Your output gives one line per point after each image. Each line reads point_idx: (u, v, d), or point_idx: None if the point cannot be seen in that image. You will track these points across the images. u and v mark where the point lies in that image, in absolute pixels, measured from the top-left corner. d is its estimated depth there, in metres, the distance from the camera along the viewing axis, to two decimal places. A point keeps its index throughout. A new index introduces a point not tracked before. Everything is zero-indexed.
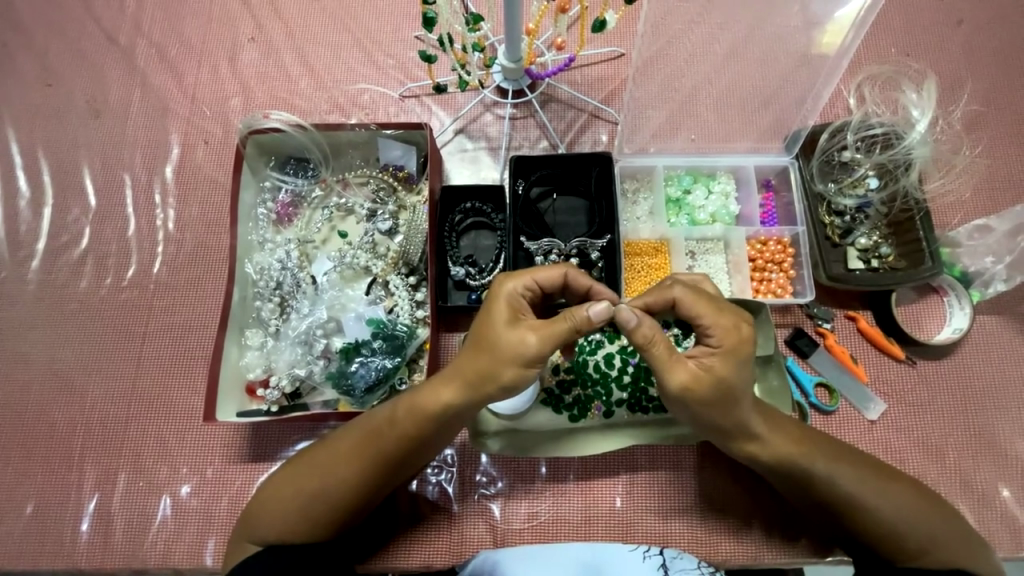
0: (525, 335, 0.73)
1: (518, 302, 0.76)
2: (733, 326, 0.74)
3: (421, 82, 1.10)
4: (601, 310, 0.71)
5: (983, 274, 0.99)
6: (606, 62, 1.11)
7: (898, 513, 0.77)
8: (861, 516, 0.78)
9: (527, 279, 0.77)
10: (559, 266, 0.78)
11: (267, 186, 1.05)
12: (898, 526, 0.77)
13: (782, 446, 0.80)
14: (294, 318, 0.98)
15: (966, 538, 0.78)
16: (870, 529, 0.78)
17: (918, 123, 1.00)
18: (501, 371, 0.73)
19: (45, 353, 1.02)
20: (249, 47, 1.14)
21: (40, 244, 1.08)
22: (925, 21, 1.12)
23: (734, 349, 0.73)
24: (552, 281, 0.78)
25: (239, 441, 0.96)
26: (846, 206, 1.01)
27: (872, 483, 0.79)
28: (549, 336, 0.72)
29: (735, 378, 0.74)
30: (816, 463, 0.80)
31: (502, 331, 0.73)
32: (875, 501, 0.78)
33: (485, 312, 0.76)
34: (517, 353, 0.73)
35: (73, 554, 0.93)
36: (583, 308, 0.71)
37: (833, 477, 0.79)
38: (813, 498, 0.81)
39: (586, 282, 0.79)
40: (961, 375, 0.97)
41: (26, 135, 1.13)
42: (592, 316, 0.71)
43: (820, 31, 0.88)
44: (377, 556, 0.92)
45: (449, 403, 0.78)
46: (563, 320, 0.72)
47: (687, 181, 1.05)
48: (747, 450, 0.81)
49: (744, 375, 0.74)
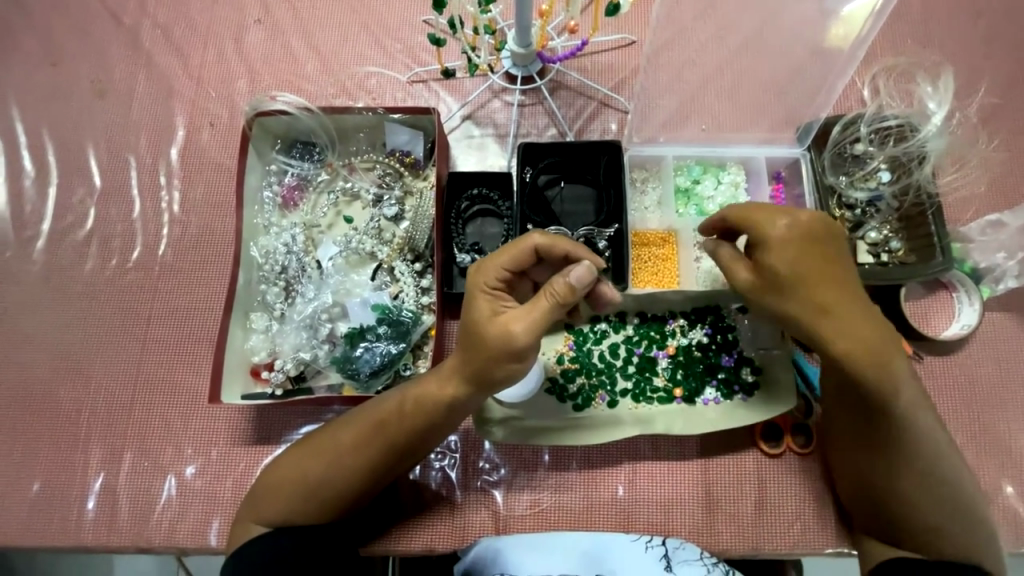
0: (510, 325, 0.74)
1: (493, 293, 0.76)
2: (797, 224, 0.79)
3: (429, 67, 1.09)
4: (579, 275, 0.73)
5: (993, 270, 0.98)
6: (617, 49, 1.09)
7: (963, 485, 0.80)
8: (939, 486, 0.80)
9: (497, 267, 0.76)
10: (525, 241, 0.77)
11: (273, 170, 1.04)
12: (963, 498, 0.80)
13: (882, 375, 0.77)
14: (300, 303, 0.98)
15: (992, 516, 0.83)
16: (936, 499, 0.80)
17: (933, 115, 0.99)
18: (496, 366, 0.75)
19: (51, 333, 1.03)
20: (256, 29, 1.13)
21: (45, 225, 1.08)
22: (943, 12, 1.09)
23: (826, 245, 0.79)
24: (525, 257, 0.77)
25: (243, 423, 0.96)
26: (857, 200, 1.01)
27: (951, 448, 0.81)
28: (534, 321, 0.73)
29: (795, 269, 0.78)
30: (929, 418, 0.80)
31: (487, 330, 0.74)
32: (953, 474, 0.80)
33: (467, 309, 0.77)
34: (507, 346, 0.74)
35: (80, 533, 0.94)
36: (561, 279, 0.73)
37: (935, 433, 0.80)
38: (906, 455, 0.80)
39: (560, 248, 0.77)
40: (968, 371, 0.96)
41: (31, 115, 1.12)
42: (572, 282, 0.73)
43: (835, 21, 0.86)
44: (379, 540, 0.92)
45: (456, 396, 0.79)
46: (543, 299, 0.74)
47: (697, 172, 1.05)
48: (871, 384, 0.77)
49: (829, 270, 0.78)
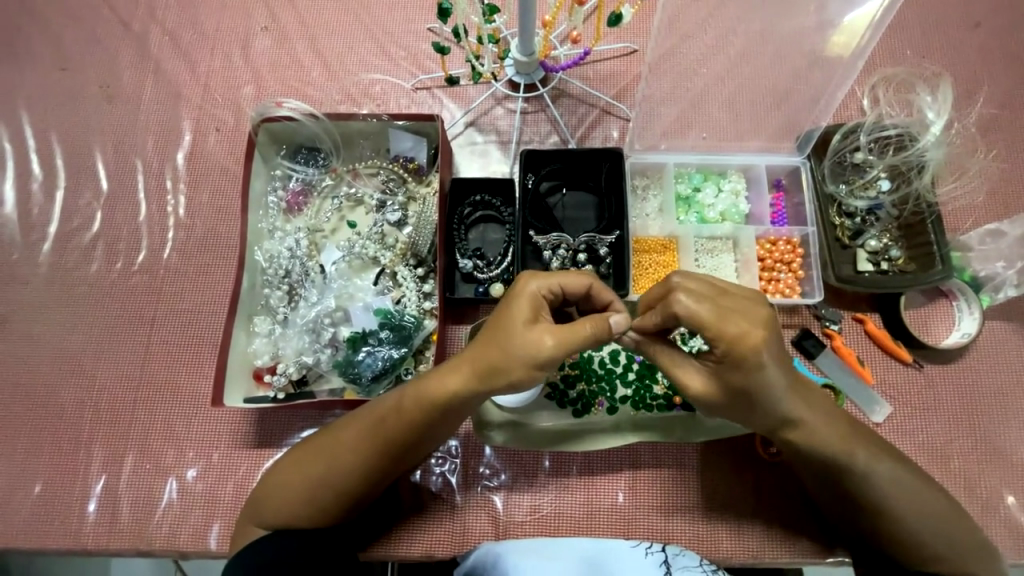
0: (542, 337, 0.74)
1: (540, 302, 0.77)
2: (743, 332, 0.72)
3: (433, 74, 1.11)
4: (620, 322, 0.76)
5: (993, 279, 0.98)
6: (619, 57, 1.10)
7: (907, 503, 0.78)
8: (883, 515, 0.79)
9: (549, 282, 0.77)
10: (585, 275, 0.79)
11: (278, 175, 1.05)
12: (924, 522, 0.78)
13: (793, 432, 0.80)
14: (302, 307, 0.99)
15: (961, 513, 0.80)
16: (888, 531, 0.79)
17: (931, 126, 1.00)
18: (513, 369, 0.75)
19: (55, 335, 1.03)
20: (263, 36, 1.15)
21: (52, 227, 1.09)
22: (942, 23, 1.10)
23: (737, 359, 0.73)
24: (577, 288, 0.79)
25: (245, 427, 0.97)
26: (856, 208, 1.01)
27: (879, 467, 0.79)
28: (566, 340, 0.73)
29: (759, 377, 0.74)
30: (857, 457, 0.80)
31: (520, 330, 0.74)
32: (896, 499, 0.78)
33: (506, 308, 0.77)
34: (531, 352, 0.74)
35: (80, 535, 0.94)
36: (603, 317, 0.75)
37: (871, 473, 0.79)
38: (834, 485, 0.81)
39: (607, 295, 0.80)
40: (968, 380, 0.96)
41: (40, 119, 1.14)
42: (612, 326, 0.76)
43: (833, 32, 0.88)
44: (377, 545, 0.92)
45: (457, 392, 0.79)
46: (584, 325, 0.74)
47: (698, 179, 1.06)
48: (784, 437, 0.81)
49: (729, 387, 0.76)
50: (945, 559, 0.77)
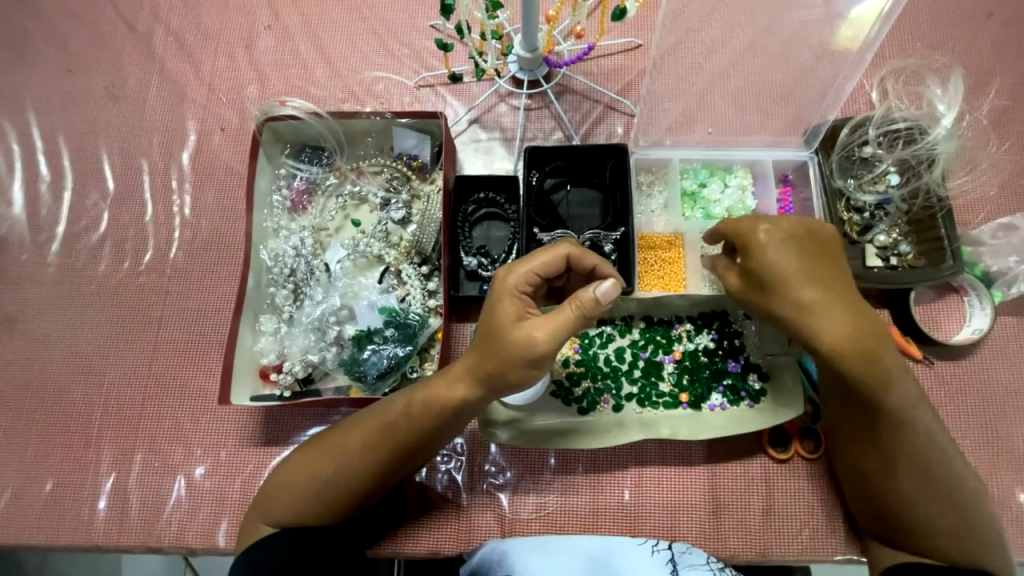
0: (532, 332, 0.73)
1: (520, 296, 0.76)
2: (810, 224, 0.83)
3: (437, 71, 1.10)
4: (609, 289, 0.72)
5: (1005, 274, 0.97)
6: (623, 52, 1.09)
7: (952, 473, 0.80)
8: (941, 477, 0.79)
9: (529, 270, 0.77)
10: (560, 248, 0.79)
11: (283, 174, 1.06)
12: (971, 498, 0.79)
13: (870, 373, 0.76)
14: (308, 306, 0.99)
15: (986, 500, 0.81)
16: (933, 497, 0.79)
17: (942, 119, 0.96)
18: (510, 371, 0.75)
19: (63, 335, 1.04)
20: (266, 35, 1.15)
21: (60, 228, 1.10)
22: (953, 14, 1.09)
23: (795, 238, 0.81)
24: (557, 263, 0.78)
25: (252, 425, 0.97)
26: (865, 203, 1.00)
27: (938, 432, 0.80)
28: (556, 331, 0.73)
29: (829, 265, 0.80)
30: (924, 416, 0.80)
31: (507, 333, 0.74)
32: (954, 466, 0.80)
33: (491, 309, 0.76)
34: (525, 351, 0.73)
35: (91, 532, 0.95)
36: (588, 289, 0.73)
37: (933, 436, 0.80)
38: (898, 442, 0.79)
39: (589, 261, 0.81)
40: (979, 376, 0.95)
41: (47, 121, 1.15)
42: (599, 296, 0.72)
43: (842, 24, 0.87)
44: (384, 542, 0.93)
45: (465, 399, 0.79)
46: (567, 309, 0.73)
47: (703, 175, 1.05)
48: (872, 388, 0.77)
49: (768, 265, 0.79)
50: (954, 534, 0.78)
